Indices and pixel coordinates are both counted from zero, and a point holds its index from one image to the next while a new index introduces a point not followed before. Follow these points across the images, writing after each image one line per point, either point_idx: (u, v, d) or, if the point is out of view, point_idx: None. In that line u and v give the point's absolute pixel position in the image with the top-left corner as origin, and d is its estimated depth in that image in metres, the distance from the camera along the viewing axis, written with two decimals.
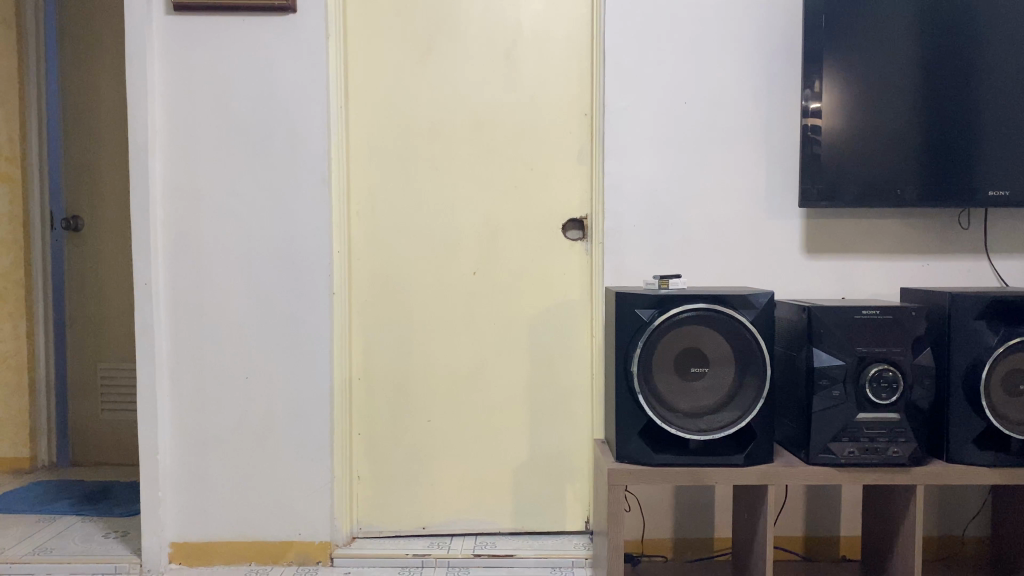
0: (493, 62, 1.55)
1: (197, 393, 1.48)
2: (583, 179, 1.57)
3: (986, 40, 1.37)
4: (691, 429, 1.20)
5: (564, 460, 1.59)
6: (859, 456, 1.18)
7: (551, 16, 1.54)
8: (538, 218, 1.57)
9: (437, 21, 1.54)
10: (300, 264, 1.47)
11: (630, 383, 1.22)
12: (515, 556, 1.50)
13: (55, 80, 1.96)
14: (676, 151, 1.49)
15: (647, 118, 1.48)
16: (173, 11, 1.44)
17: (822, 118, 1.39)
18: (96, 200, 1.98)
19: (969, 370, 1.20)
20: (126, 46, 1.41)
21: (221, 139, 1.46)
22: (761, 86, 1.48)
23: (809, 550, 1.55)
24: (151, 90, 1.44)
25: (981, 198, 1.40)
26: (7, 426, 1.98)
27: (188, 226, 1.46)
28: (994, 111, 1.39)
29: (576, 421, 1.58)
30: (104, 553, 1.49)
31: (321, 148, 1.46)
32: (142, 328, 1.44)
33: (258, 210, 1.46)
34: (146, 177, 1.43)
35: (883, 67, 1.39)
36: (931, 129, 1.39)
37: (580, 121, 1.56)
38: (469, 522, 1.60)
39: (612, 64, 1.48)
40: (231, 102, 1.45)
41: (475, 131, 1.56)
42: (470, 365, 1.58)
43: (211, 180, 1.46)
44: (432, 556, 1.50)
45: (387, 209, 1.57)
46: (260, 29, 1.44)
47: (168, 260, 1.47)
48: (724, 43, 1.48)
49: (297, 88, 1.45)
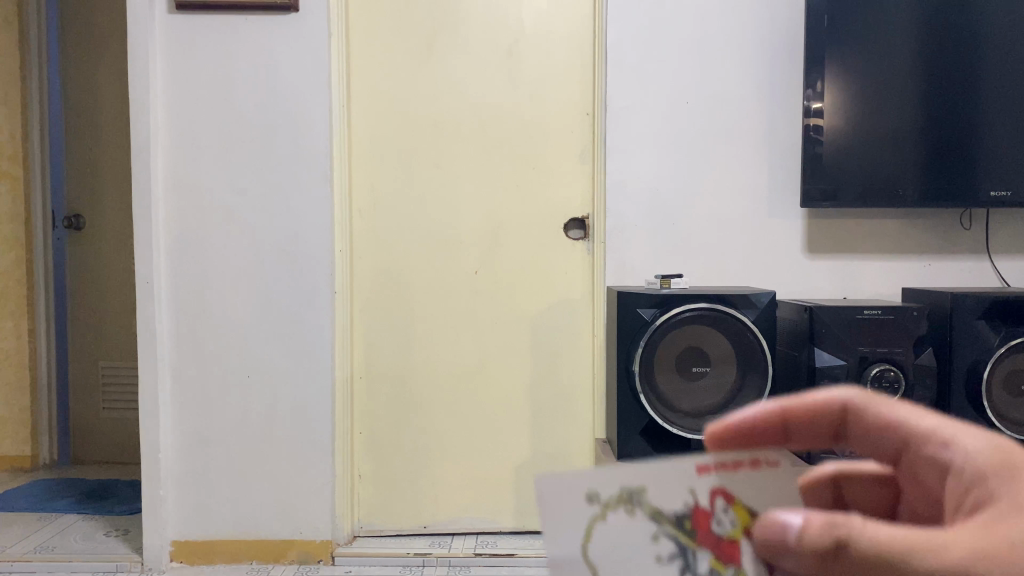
0: (495, 61, 1.55)
1: (199, 392, 1.48)
2: (585, 177, 1.56)
3: (987, 37, 1.37)
4: (692, 429, 1.20)
5: (564, 460, 1.59)
6: None
7: (554, 14, 1.54)
8: (540, 218, 1.57)
9: (439, 20, 1.54)
10: (302, 263, 1.46)
11: (631, 382, 1.22)
12: (516, 555, 1.50)
13: (57, 79, 1.96)
14: (678, 150, 1.49)
15: (647, 115, 1.49)
16: (175, 10, 1.43)
17: (825, 118, 1.39)
18: (98, 196, 1.98)
19: (970, 370, 1.20)
20: (129, 44, 1.41)
21: (224, 137, 1.46)
22: (763, 84, 1.48)
23: None
24: (153, 89, 1.44)
25: (983, 198, 1.40)
26: (9, 423, 1.97)
27: (191, 224, 1.46)
28: (995, 109, 1.38)
29: (577, 421, 1.58)
30: (106, 552, 1.49)
31: (323, 147, 1.45)
32: (144, 327, 1.44)
33: (260, 208, 1.46)
34: (148, 176, 1.44)
35: (885, 67, 1.39)
36: (933, 128, 1.39)
37: (582, 121, 1.56)
38: (470, 522, 1.60)
39: (614, 63, 1.48)
40: (233, 100, 1.45)
41: (477, 129, 1.56)
42: (471, 364, 1.58)
43: (212, 178, 1.46)
44: (434, 555, 1.50)
45: (389, 208, 1.57)
46: (262, 28, 1.44)
47: (170, 259, 1.47)
48: (726, 42, 1.47)
49: (300, 87, 1.45)
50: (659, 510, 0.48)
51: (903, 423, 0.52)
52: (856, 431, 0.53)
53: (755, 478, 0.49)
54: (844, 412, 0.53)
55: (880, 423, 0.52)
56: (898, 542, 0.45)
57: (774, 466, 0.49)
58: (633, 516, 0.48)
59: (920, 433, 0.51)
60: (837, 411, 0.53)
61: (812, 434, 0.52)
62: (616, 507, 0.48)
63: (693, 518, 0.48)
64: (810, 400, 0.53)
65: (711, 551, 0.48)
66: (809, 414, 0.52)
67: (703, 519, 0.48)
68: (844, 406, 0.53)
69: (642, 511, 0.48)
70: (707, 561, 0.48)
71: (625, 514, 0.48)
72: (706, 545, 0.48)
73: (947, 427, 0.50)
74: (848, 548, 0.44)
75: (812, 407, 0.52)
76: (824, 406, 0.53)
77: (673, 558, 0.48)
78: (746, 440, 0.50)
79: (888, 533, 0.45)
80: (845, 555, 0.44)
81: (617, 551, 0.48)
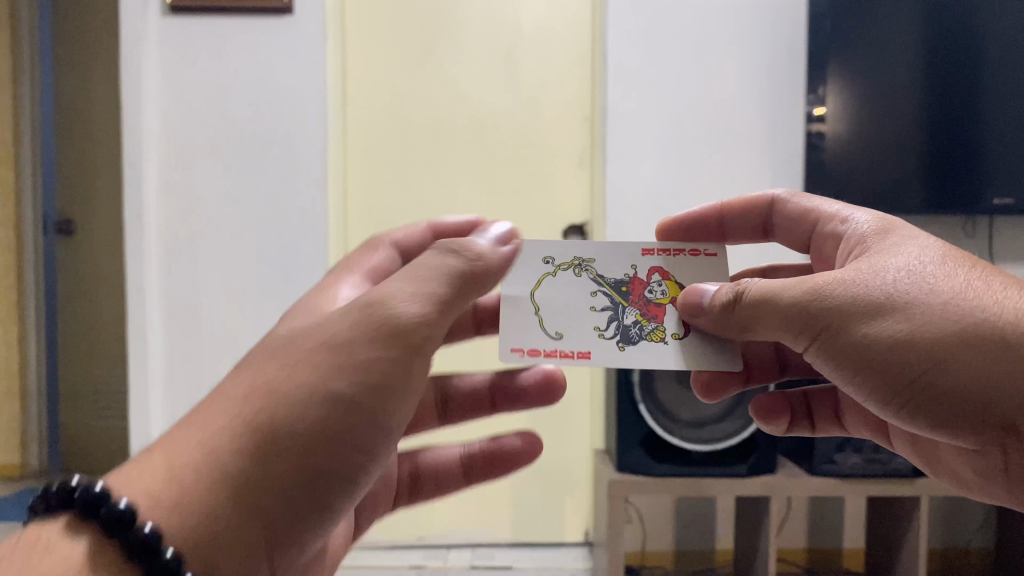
0: (493, 64, 1.53)
1: (189, 398, 1.44)
2: (583, 183, 1.56)
3: (994, 44, 1.36)
4: (692, 439, 1.19)
5: (562, 469, 1.57)
6: (863, 467, 1.18)
7: (552, 17, 1.52)
8: (537, 223, 1.55)
9: (437, 22, 1.52)
10: (296, 268, 1.44)
11: (631, 392, 1.20)
12: (513, 568, 1.46)
13: (48, 50, 1.73)
14: (682, 154, 1.46)
15: (647, 119, 1.45)
16: (169, 12, 1.41)
17: (827, 123, 1.38)
18: (87, 192, 1.74)
19: None
20: (121, 46, 1.39)
21: (216, 141, 1.44)
22: (767, 87, 1.46)
23: (812, 562, 1.52)
24: (145, 91, 1.41)
25: (987, 205, 1.39)
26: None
27: (184, 229, 1.44)
28: (1000, 115, 1.37)
29: (575, 430, 1.56)
30: None
31: (318, 151, 1.43)
32: (136, 333, 1.42)
33: (254, 213, 1.44)
34: (139, 179, 1.41)
35: (888, 72, 1.37)
36: (936, 134, 1.38)
37: (580, 125, 1.55)
38: (467, 533, 1.57)
39: (613, 68, 1.45)
40: (227, 103, 1.43)
41: (474, 133, 1.54)
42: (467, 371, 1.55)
43: (206, 182, 1.44)
44: (430, 567, 1.46)
45: (384, 213, 1.55)
46: (256, 30, 1.42)
47: (162, 263, 1.44)
48: (726, 45, 1.45)
49: (294, 90, 1.43)
50: (603, 277, 0.71)
51: (813, 210, 0.73)
52: (780, 220, 0.77)
53: (693, 259, 0.72)
54: (772, 206, 0.78)
55: (798, 209, 0.75)
56: (771, 287, 0.59)
57: (713, 255, 0.72)
58: (581, 277, 0.71)
59: (826, 214, 0.71)
60: (766, 207, 0.78)
61: (747, 224, 0.79)
62: (567, 272, 0.71)
63: (630, 284, 0.71)
64: (746, 199, 0.78)
65: (639, 307, 0.70)
66: (741, 210, 0.78)
67: (638, 286, 0.71)
68: (772, 201, 0.78)
69: (589, 275, 0.71)
70: (632, 313, 0.69)
71: (574, 275, 0.71)
72: (636, 303, 0.70)
73: (848, 207, 0.70)
74: (745, 294, 0.60)
75: (744, 204, 0.78)
76: (756, 202, 0.78)
77: (605, 309, 0.69)
78: (689, 231, 0.79)
79: (767, 283, 0.60)
80: (739, 304, 0.61)
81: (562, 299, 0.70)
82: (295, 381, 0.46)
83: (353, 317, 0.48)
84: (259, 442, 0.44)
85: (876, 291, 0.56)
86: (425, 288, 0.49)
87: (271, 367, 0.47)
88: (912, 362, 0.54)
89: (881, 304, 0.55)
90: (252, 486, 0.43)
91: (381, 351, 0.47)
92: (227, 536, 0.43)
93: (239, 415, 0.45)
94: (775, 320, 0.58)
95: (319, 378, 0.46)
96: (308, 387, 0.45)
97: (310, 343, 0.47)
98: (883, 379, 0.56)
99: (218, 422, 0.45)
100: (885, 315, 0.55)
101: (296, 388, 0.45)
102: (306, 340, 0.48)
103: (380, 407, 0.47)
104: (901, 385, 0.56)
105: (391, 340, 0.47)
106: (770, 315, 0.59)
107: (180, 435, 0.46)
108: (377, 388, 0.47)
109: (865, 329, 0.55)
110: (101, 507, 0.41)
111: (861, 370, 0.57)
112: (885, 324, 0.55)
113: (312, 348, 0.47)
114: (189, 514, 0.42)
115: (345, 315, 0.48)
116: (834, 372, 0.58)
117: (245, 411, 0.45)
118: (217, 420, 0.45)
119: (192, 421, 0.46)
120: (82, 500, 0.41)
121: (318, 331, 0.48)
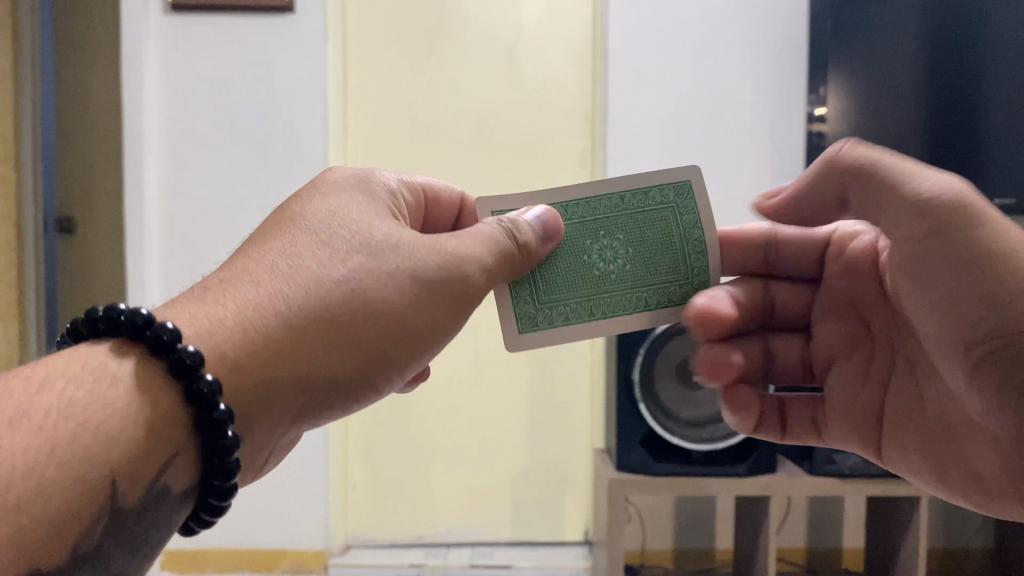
0: (493, 64, 1.53)
1: None
2: (584, 183, 1.56)
3: (993, 47, 1.36)
4: (692, 438, 1.19)
5: (562, 469, 1.57)
6: (862, 467, 1.18)
7: (553, 17, 1.53)
8: None
9: (438, 22, 1.52)
10: None
11: (631, 390, 1.20)
12: (512, 567, 1.46)
13: (49, 37, 1.64)
14: (682, 154, 1.45)
15: (648, 119, 1.45)
16: (172, 11, 1.41)
17: (828, 123, 1.39)
18: (86, 190, 1.68)
19: None
20: (123, 44, 1.40)
21: (218, 140, 1.44)
22: (767, 87, 1.45)
23: (811, 562, 1.52)
24: (147, 90, 1.42)
25: (989, 206, 1.39)
26: None
27: (185, 228, 1.44)
28: (1001, 116, 1.37)
29: (575, 431, 1.56)
30: None
31: (319, 150, 1.43)
32: None
33: (255, 212, 1.44)
34: (141, 178, 1.41)
35: (890, 71, 1.37)
36: (937, 134, 1.38)
37: (581, 124, 1.55)
38: (466, 533, 1.57)
39: (614, 68, 1.45)
40: (229, 102, 1.43)
41: (475, 131, 1.54)
42: (469, 371, 1.55)
43: (206, 181, 1.44)
44: (429, 566, 1.46)
45: None
46: (259, 29, 1.42)
47: (163, 262, 1.44)
48: (729, 46, 1.45)
49: (296, 89, 1.43)
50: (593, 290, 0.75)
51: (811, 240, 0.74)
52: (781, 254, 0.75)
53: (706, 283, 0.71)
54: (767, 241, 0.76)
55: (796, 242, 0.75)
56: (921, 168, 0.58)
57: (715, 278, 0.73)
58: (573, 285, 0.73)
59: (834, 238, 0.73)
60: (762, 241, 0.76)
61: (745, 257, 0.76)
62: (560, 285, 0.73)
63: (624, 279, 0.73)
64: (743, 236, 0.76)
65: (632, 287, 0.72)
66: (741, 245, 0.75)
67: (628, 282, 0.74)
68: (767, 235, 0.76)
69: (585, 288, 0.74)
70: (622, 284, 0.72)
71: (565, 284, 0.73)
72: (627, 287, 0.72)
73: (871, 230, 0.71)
74: (880, 162, 0.59)
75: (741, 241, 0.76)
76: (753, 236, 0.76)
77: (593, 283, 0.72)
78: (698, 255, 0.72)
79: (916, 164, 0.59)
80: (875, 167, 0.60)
81: (574, 292, 0.71)
82: (380, 280, 0.58)
83: (428, 261, 0.61)
84: (317, 337, 0.56)
85: (1015, 241, 0.55)
86: (489, 264, 0.64)
87: (351, 266, 0.58)
88: (1015, 308, 0.54)
89: (1018, 247, 0.55)
90: (285, 378, 0.55)
91: (447, 295, 0.61)
92: (257, 411, 0.54)
93: (323, 312, 0.56)
94: (905, 194, 0.58)
95: (375, 304, 0.58)
96: (359, 314, 0.57)
97: (392, 258, 0.59)
98: (976, 306, 0.55)
99: (290, 295, 0.56)
100: (1017, 257, 0.54)
101: (364, 304, 0.57)
102: (380, 256, 0.59)
103: (433, 339, 0.62)
104: (987, 322, 0.55)
105: (456, 291, 0.61)
106: (902, 191, 0.58)
107: (252, 298, 0.55)
108: (411, 330, 0.60)
109: (986, 247, 0.55)
110: (200, 378, 0.49)
111: (962, 287, 0.56)
112: (1017, 270, 0.54)
113: (389, 269, 0.59)
114: (244, 386, 0.53)
115: (421, 251, 0.61)
116: (927, 280, 0.59)
117: (328, 308, 0.56)
118: (292, 294, 0.56)
119: (263, 283, 0.56)
120: (187, 363, 0.49)
121: (393, 253, 0.60)
